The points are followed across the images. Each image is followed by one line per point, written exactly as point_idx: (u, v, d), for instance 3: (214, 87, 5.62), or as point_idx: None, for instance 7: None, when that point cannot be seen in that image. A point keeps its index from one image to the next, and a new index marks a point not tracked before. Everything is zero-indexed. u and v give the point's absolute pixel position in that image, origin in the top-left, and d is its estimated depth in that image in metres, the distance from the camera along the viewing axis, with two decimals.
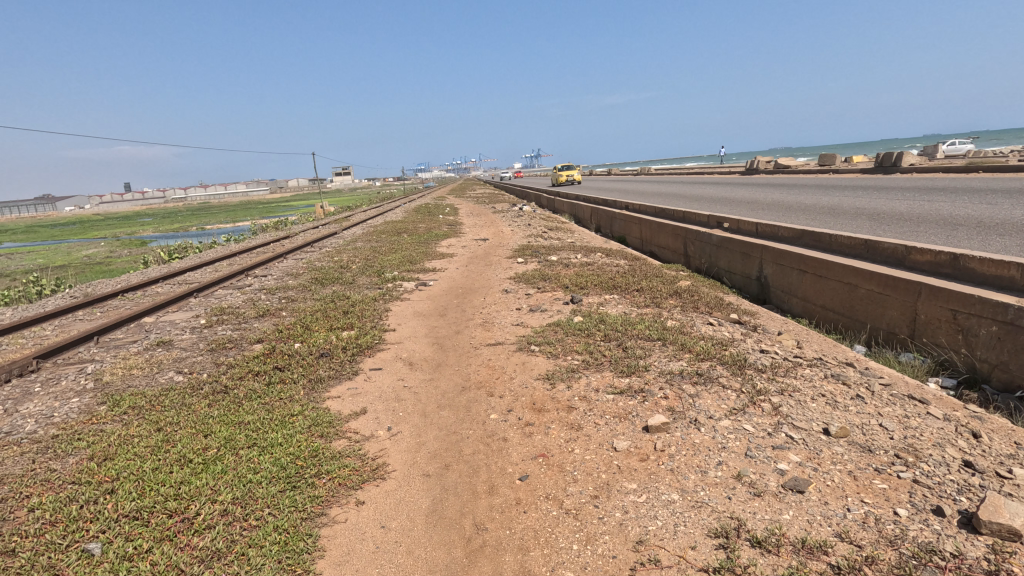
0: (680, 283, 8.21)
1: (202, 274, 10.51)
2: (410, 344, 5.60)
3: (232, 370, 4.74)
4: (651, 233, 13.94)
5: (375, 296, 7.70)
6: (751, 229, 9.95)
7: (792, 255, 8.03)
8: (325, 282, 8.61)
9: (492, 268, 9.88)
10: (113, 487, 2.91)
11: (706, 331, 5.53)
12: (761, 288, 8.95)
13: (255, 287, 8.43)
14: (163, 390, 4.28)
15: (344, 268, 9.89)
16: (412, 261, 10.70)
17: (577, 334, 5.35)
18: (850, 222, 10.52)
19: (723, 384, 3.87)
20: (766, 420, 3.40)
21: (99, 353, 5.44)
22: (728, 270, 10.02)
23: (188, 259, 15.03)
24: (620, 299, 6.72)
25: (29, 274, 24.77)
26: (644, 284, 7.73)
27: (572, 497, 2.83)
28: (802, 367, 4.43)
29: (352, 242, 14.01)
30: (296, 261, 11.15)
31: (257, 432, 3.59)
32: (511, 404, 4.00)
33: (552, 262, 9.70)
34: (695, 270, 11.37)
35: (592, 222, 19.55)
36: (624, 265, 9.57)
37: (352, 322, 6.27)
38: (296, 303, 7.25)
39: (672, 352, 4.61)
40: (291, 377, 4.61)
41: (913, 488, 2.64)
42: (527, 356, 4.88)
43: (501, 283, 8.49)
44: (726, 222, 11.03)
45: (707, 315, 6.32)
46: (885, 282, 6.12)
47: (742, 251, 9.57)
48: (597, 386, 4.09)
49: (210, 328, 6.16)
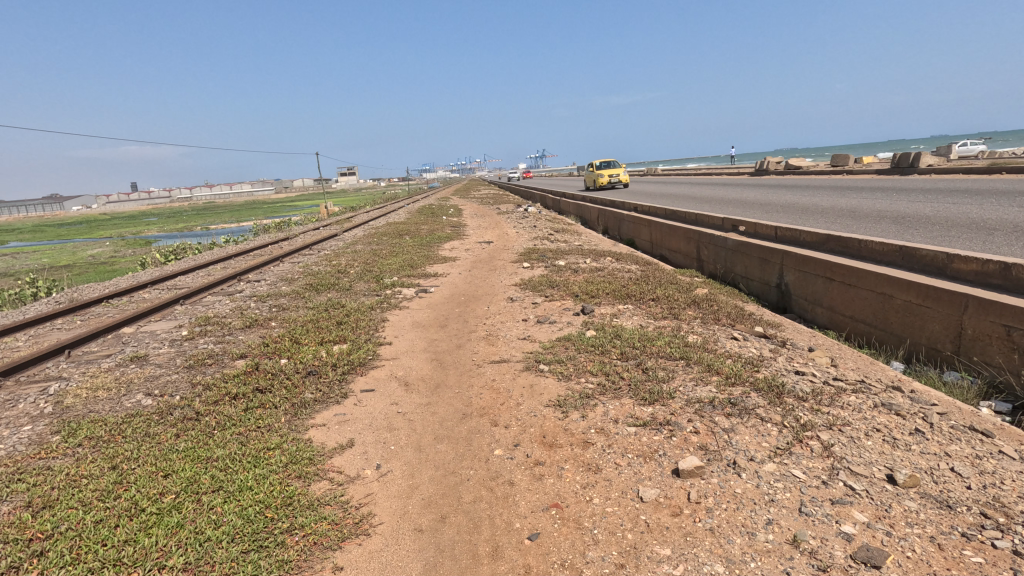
0: (697, 291, 7.70)
1: (195, 278, 10.08)
2: (407, 361, 5.11)
3: (208, 392, 4.26)
4: (662, 236, 13.44)
5: (372, 304, 7.22)
6: (770, 233, 9.44)
7: (817, 261, 7.50)
8: (320, 289, 8.13)
9: (497, 273, 9.39)
10: (43, 548, 2.44)
11: (732, 348, 5.02)
12: (783, 296, 8.44)
13: (246, 294, 7.98)
14: (127, 417, 3.81)
15: (341, 273, 9.41)
16: (412, 265, 10.21)
17: (590, 351, 4.85)
18: (875, 225, 9.99)
19: (762, 416, 3.37)
20: (818, 463, 2.89)
21: (67, 369, 4.97)
22: (745, 277, 9.50)
23: (183, 262, 14.53)
24: (634, 311, 6.21)
25: (29, 274, 24.35)
26: (660, 292, 7.22)
27: (592, 565, 2.34)
28: (847, 393, 3.91)
29: (353, 245, 13.58)
30: (293, 264, 10.70)
31: (227, 472, 3.11)
32: (519, 437, 3.50)
33: (559, 268, 9.20)
34: (710, 275, 10.86)
35: (600, 224, 19.06)
36: (636, 271, 9.06)
37: (345, 335, 5.78)
38: (288, 312, 6.77)
39: (698, 375, 4.11)
40: (273, 401, 4.13)
41: (1017, 565, 2.13)
42: (535, 377, 4.39)
43: (506, 289, 8.00)
44: (742, 225, 10.52)
45: (730, 329, 5.80)
46: (926, 292, 5.60)
47: (760, 257, 9.06)
48: (616, 416, 3.60)
49: (191, 340, 5.69)
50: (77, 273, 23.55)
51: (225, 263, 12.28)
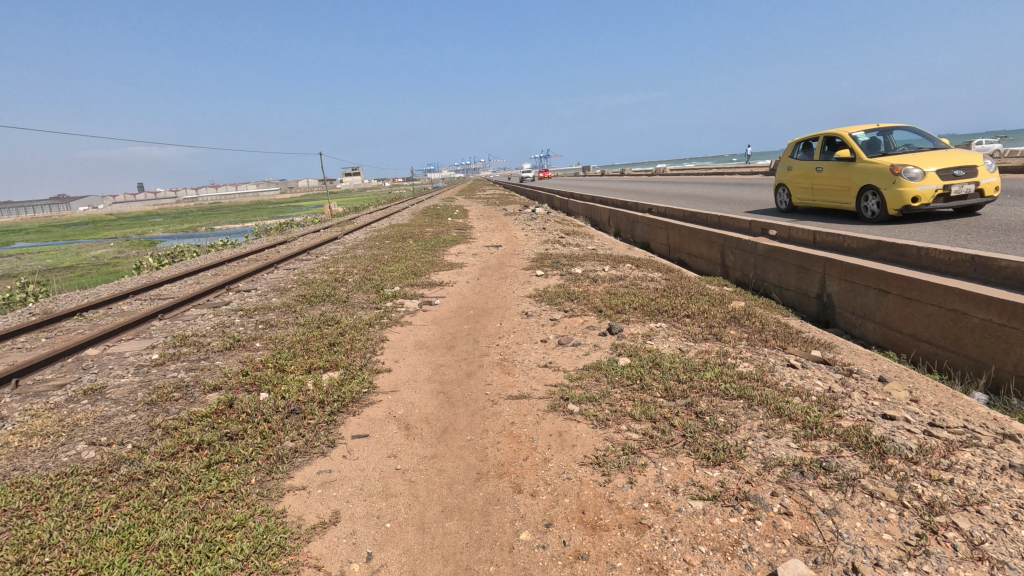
0: (732, 305, 6.89)
1: (182, 287, 9.35)
2: (408, 395, 4.33)
3: (165, 441, 3.50)
4: (681, 240, 12.66)
5: (371, 320, 6.46)
6: (807, 238, 8.62)
7: (868, 271, 6.70)
8: (313, 302, 7.36)
9: (507, 281, 8.62)
10: None
11: (795, 382, 4.20)
12: (825, 309, 7.65)
13: (232, 307, 7.23)
14: (60, 477, 3.05)
15: (338, 282, 8.66)
16: (416, 273, 9.45)
17: (627, 386, 4.05)
18: (920, 229, 9.18)
19: (870, 490, 2.58)
20: (970, 570, 2.10)
21: (8, 405, 4.20)
22: (779, 286, 8.71)
23: (175, 267, 13.78)
24: (670, 331, 5.40)
25: (27, 275, 23.73)
26: (693, 307, 6.41)
27: None
28: (959, 447, 3.11)
29: (354, 249, 12.87)
30: (289, 271, 10.00)
31: (166, 574, 2.34)
32: (551, 512, 2.73)
33: (576, 276, 8.41)
34: (737, 284, 10.08)
35: (611, 226, 18.31)
36: (661, 281, 8.25)
37: (337, 360, 5.00)
38: (275, 330, 6.01)
39: (768, 424, 3.31)
40: (242, 454, 3.35)
41: None
42: (565, 422, 3.61)
43: (519, 302, 7.22)
44: (773, 229, 9.72)
45: (783, 355, 5.00)
46: (1011, 311, 4.80)
47: (797, 264, 8.26)
48: (674, 483, 2.82)
49: (159, 366, 4.91)
50: (74, 275, 22.92)
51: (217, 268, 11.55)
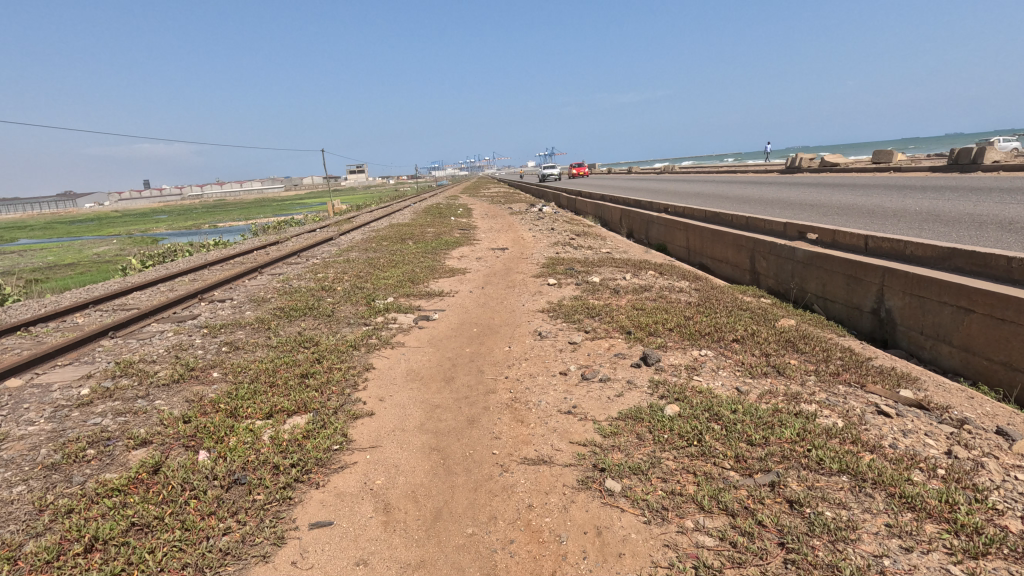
0: (782, 324, 5.86)
1: (152, 295, 8.37)
2: (392, 455, 3.34)
3: (46, 538, 2.51)
4: (704, 243, 11.64)
5: (355, 341, 5.46)
6: (858, 244, 7.54)
7: (943, 284, 5.65)
8: (292, 316, 6.37)
9: (516, 291, 7.61)
10: None
11: (901, 442, 3.18)
12: (882, 326, 6.63)
13: (197, 323, 6.23)
14: None
15: (325, 292, 7.68)
16: (413, 280, 8.45)
17: (682, 450, 3.04)
18: (981, 232, 8.13)
19: None
20: None
21: None
22: (823, 297, 7.70)
23: (157, 270, 12.80)
24: (719, 364, 4.38)
25: (20, 272, 22.95)
26: (739, 328, 5.39)
27: None
28: None
29: (348, 251, 11.90)
30: (273, 278, 9.01)
31: None
32: None
33: (594, 287, 7.37)
34: (771, 292, 9.06)
35: (623, 226, 17.29)
36: (692, 293, 7.24)
37: (306, 400, 4.01)
38: (239, 356, 5.02)
39: (902, 527, 2.29)
40: (147, 563, 2.35)
41: None
42: (603, 510, 2.60)
43: (532, 318, 6.19)
44: (812, 233, 8.70)
45: (866, 396, 3.98)
46: None
47: (847, 273, 7.22)
48: None
49: (84, 406, 3.92)
50: (67, 273, 22.12)
51: (199, 273, 10.57)
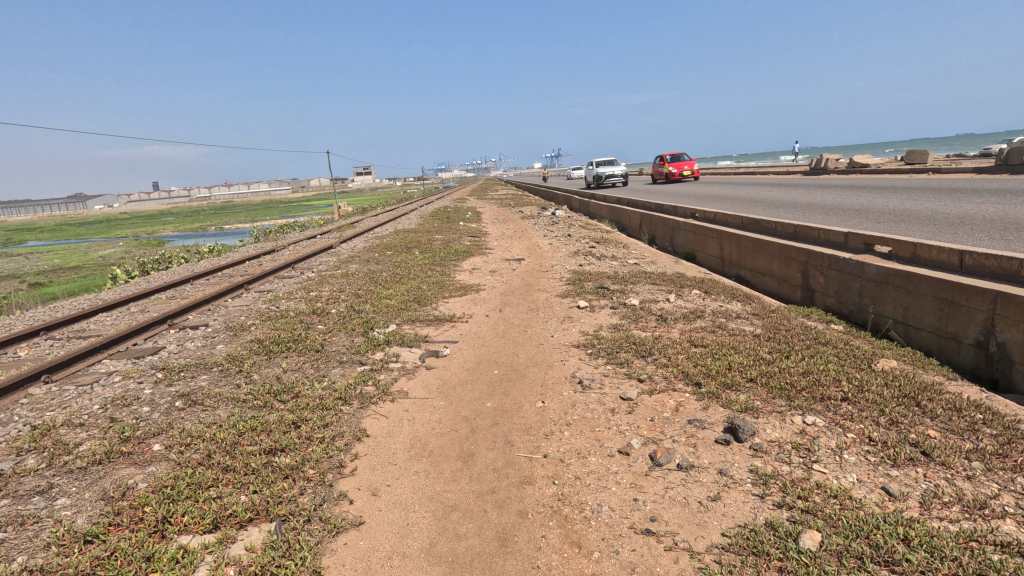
0: (882, 367, 4.64)
1: (118, 319, 7.24)
2: None
3: None
4: (744, 253, 10.40)
5: (345, 391, 4.29)
6: (950, 261, 6.29)
7: None
8: (271, 353, 5.21)
9: (542, 317, 6.41)
10: None
11: None
12: (991, 363, 5.40)
13: (155, 361, 5.08)
14: None
15: (315, 316, 6.53)
16: (419, 300, 7.28)
17: None
18: None
19: None
20: None
21: None
22: (905, 323, 6.47)
23: (140, 282, 11.68)
24: (840, 442, 3.17)
25: (17, 277, 22.23)
26: (838, 378, 4.16)
27: None
28: None
29: (348, 263, 10.76)
30: (258, 297, 7.86)
31: None
32: None
33: (636, 312, 6.16)
34: (833, 314, 7.83)
35: (644, 232, 16.09)
36: (753, 322, 6.03)
37: (268, 501, 2.84)
38: (192, 418, 3.84)
39: None
40: None
41: None
42: None
43: (567, 356, 4.98)
44: (882, 245, 7.44)
45: None
46: None
47: (939, 296, 5.97)
48: None
49: None
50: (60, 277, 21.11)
51: (180, 289, 9.41)
